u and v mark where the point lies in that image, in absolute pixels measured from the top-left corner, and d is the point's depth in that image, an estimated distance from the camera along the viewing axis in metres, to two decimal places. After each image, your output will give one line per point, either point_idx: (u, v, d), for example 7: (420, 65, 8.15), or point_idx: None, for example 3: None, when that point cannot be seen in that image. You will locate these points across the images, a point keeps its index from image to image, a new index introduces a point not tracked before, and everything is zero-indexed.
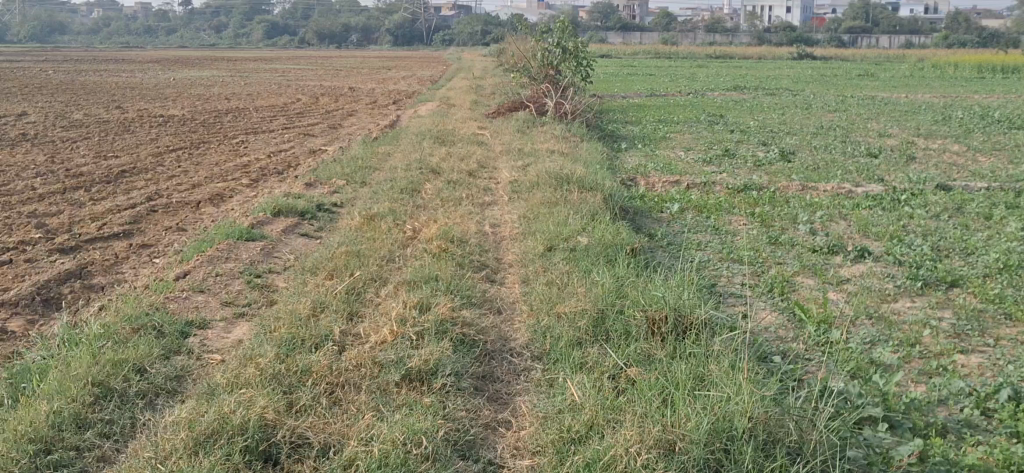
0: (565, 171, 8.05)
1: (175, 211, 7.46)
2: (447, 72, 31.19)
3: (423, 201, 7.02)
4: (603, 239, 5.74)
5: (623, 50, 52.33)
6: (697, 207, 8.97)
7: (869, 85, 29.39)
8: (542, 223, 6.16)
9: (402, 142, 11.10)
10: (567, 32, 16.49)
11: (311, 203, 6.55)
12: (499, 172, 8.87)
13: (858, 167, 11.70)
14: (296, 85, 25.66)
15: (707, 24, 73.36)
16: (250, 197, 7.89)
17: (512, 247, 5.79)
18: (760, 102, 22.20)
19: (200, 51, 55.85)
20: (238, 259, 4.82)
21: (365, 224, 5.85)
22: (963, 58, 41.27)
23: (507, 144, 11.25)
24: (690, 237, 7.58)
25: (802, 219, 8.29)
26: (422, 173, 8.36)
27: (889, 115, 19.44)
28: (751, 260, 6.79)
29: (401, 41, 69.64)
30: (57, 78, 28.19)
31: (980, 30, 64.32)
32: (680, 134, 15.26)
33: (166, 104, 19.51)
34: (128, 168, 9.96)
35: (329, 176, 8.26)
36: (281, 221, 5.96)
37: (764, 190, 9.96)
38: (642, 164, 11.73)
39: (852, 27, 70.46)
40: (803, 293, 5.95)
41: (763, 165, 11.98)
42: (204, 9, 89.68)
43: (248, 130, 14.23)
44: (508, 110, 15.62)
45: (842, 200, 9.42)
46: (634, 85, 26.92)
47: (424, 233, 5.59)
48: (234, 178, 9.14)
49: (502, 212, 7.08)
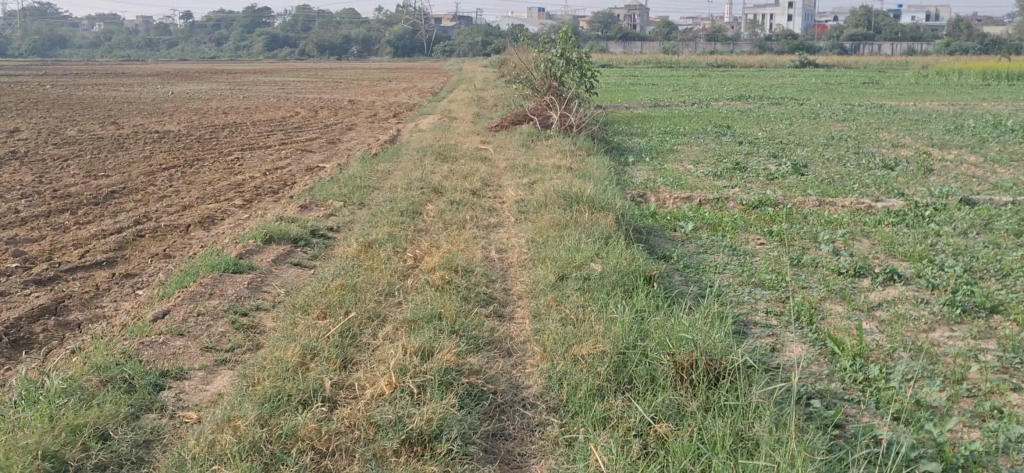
0: (574, 188, 7.68)
1: (163, 236, 7.08)
2: (449, 83, 30.90)
3: (424, 224, 6.64)
4: (618, 266, 5.37)
5: (624, 60, 52.09)
6: (712, 225, 8.59)
7: (874, 93, 29.07)
8: (554, 249, 5.79)
9: (403, 158, 10.73)
10: (570, 41, 16.16)
11: (305, 228, 6.16)
12: (504, 191, 8.50)
13: (874, 180, 11.32)
14: (295, 98, 25.33)
15: (708, 32, 73.17)
16: (242, 220, 7.53)
17: (520, 275, 5.41)
18: (766, 112, 21.82)
19: (198, 64, 55.52)
20: (223, 294, 4.43)
21: (362, 251, 5.46)
22: (968, 64, 40.88)
23: (511, 159, 10.88)
24: (707, 259, 7.20)
25: (823, 237, 7.91)
26: (424, 193, 7.98)
27: (900, 124, 19.06)
28: (773, 284, 6.41)
29: (401, 52, 69.39)
30: (54, 93, 27.86)
31: (982, 36, 63.94)
32: (688, 147, 14.89)
33: (162, 119, 19.15)
34: (118, 187, 9.61)
35: (325, 196, 7.89)
36: (272, 249, 5.57)
37: (779, 206, 9.58)
38: (651, 179, 11.35)
39: (853, 34, 70.11)
40: (832, 322, 5.57)
41: (775, 179, 11.60)
42: (204, 21, 89.50)
43: (244, 146, 13.87)
44: (512, 123, 15.26)
45: (862, 216, 9.04)
46: (637, 96, 26.60)
47: (426, 262, 5.21)
48: (227, 199, 8.78)
49: (508, 233, 6.70)
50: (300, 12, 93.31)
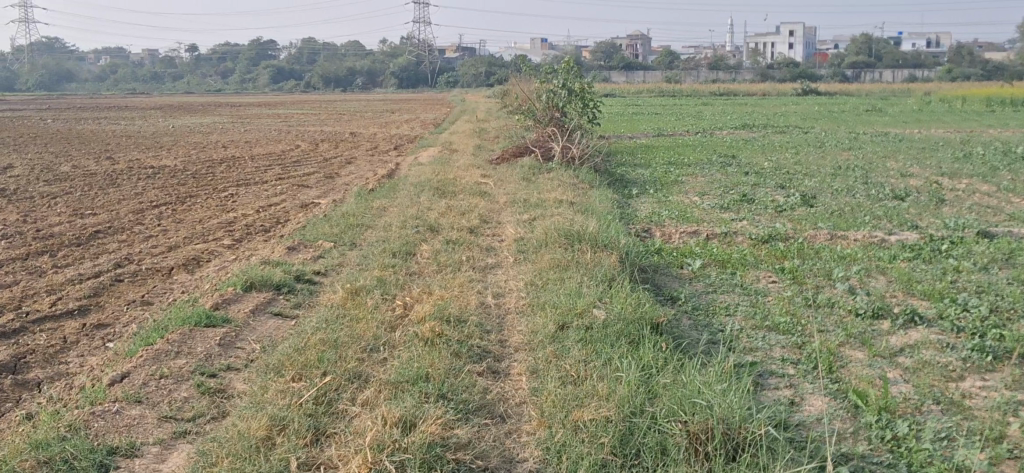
0: (576, 226, 7.32)
1: (143, 280, 6.73)
2: (452, 114, 30.65)
3: (416, 266, 6.27)
4: (623, 313, 5.00)
5: (627, 89, 51.87)
6: (721, 261, 8.21)
7: (878, 121, 28.74)
8: (555, 295, 5.43)
9: (399, 194, 10.39)
10: (571, 72, 16.05)
11: (289, 273, 5.81)
12: (503, 228, 8.14)
13: (885, 212, 10.94)
14: (296, 131, 25.04)
15: (711, 61, 72.98)
16: (227, 262, 7.18)
17: (518, 324, 5.04)
18: (771, 141, 21.46)
19: (201, 97, 55.40)
20: (192, 353, 4.09)
21: (347, 299, 5.09)
22: (971, 91, 40.57)
23: (512, 193, 10.54)
24: (716, 300, 6.84)
25: (837, 275, 7.53)
26: (418, 232, 7.62)
27: (908, 152, 18.68)
28: (788, 329, 6.03)
29: (405, 83, 69.31)
30: (54, 127, 27.62)
31: (985, 62, 63.73)
32: (693, 178, 14.55)
33: (159, 153, 18.84)
34: (103, 227, 9.26)
35: (315, 236, 7.54)
36: (252, 297, 5.22)
37: (789, 241, 9.21)
38: (655, 212, 10.99)
39: (856, 61, 69.92)
40: (854, 371, 5.21)
41: (784, 211, 11.23)
42: (210, 54, 89.65)
43: (239, 182, 13.54)
44: (513, 155, 14.94)
45: (876, 251, 8.65)
46: (641, 125, 26.26)
47: (417, 311, 4.86)
48: (215, 238, 8.43)
49: (506, 275, 6.34)
50: (305, 44, 93.48)
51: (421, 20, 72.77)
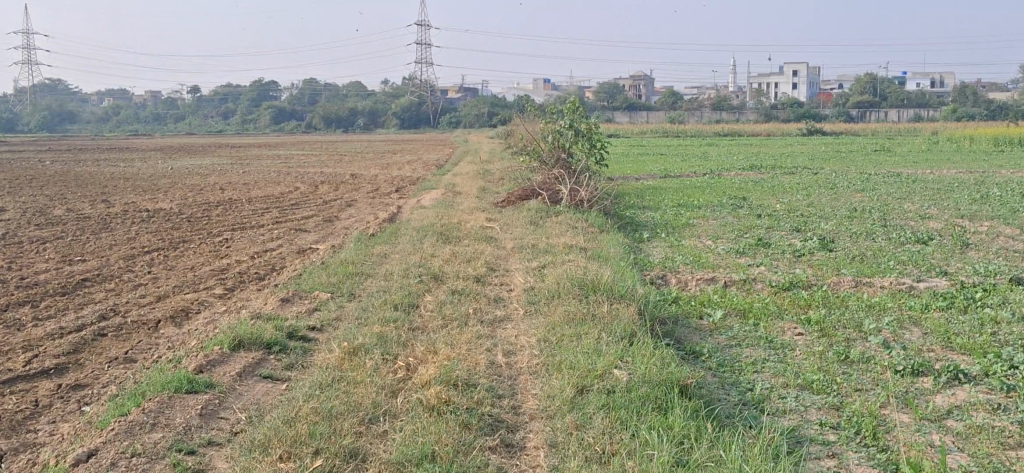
0: (590, 275, 6.89)
1: (127, 335, 6.27)
2: (455, 155, 30.36)
3: (420, 321, 5.82)
4: (647, 375, 4.57)
5: (630, 131, 51.66)
6: (742, 311, 7.77)
7: (886, 161, 28.38)
8: (572, 354, 4.99)
9: (401, 240, 9.95)
10: (578, 112, 15.69)
11: (283, 329, 5.36)
12: (512, 277, 7.69)
13: (909, 257, 10.49)
14: (297, 172, 24.68)
15: (714, 101, 72.92)
16: (219, 313, 6.75)
17: (533, 386, 4.60)
18: (780, 182, 21.09)
19: (203, 138, 55.18)
20: (169, 425, 3.61)
21: (344, 360, 4.64)
22: (976, 132, 40.31)
23: (519, 238, 10.12)
24: (741, 355, 6.39)
25: (868, 327, 7.09)
26: (421, 281, 7.18)
27: (922, 194, 18.28)
28: (823, 389, 5.59)
29: (408, 125, 69.13)
30: (52, 169, 27.22)
31: (987, 103, 63.67)
32: (704, 220, 14.13)
33: (157, 196, 18.45)
34: (91, 274, 8.84)
35: (312, 286, 7.10)
36: (240, 357, 4.76)
37: (811, 288, 8.77)
38: (668, 257, 10.56)
39: (858, 102, 69.82)
40: (900, 436, 4.77)
41: (802, 256, 10.79)
42: (213, 96, 89.73)
43: (237, 226, 13.14)
44: (519, 198, 14.54)
45: (905, 300, 8.20)
46: (647, 166, 25.89)
47: (422, 373, 4.41)
48: (207, 287, 8.01)
49: (516, 329, 5.91)
50: (308, 86, 93.59)
51: (424, 61, 72.81)
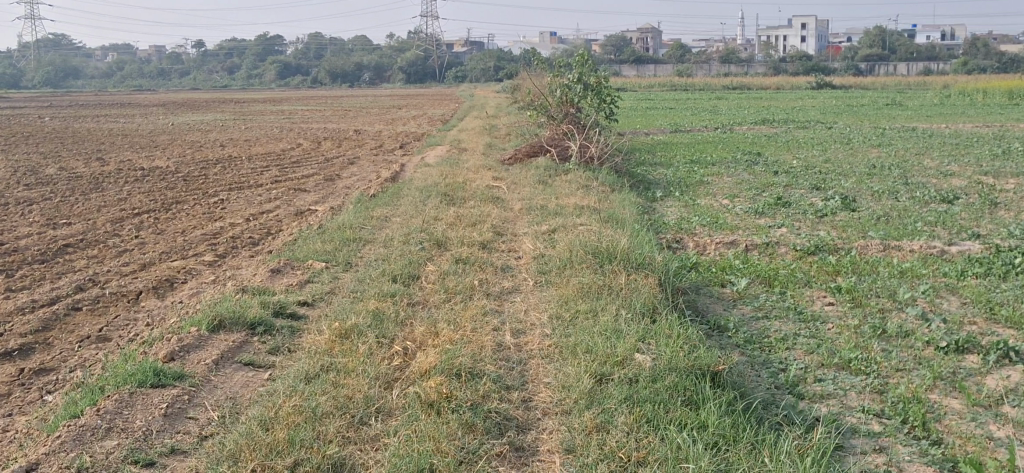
0: (604, 241, 6.38)
1: (104, 310, 5.78)
2: (461, 110, 29.75)
3: (421, 295, 5.32)
4: (674, 361, 4.09)
5: (638, 84, 50.80)
6: (766, 279, 7.26)
7: (900, 116, 27.66)
8: (588, 337, 4.50)
9: (403, 201, 9.43)
10: (587, 66, 15.06)
11: (270, 305, 4.87)
12: (520, 242, 7.18)
13: (937, 217, 9.93)
14: (299, 128, 24.08)
15: (722, 54, 71.75)
16: (204, 285, 6.26)
17: (546, 374, 4.12)
18: (794, 137, 20.46)
19: (207, 93, 54.41)
20: (126, 430, 3.15)
21: (335, 344, 4.16)
22: (991, 84, 39.48)
23: (527, 199, 9.58)
24: (770, 329, 5.92)
25: (903, 296, 6.56)
26: (423, 248, 6.69)
27: (942, 149, 17.63)
28: (862, 369, 5.10)
29: (413, 79, 68.15)
30: (51, 126, 26.63)
31: (999, 54, 62.59)
32: (719, 178, 13.56)
33: (154, 154, 17.91)
34: (75, 239, 8.35)
35: (305, 254, 6.60)
36: (218, 341, 4.28)
37: (838, 253, 8.23)
38: (683, 218, 10.01)
39: (868, 55, 68.75)
40: (954, 426, 4.29)
41: (824, 217, 10.24)
42: (217, 50, 88.73)
43: (233, 185, 12.62)
44: (527, 155, 13.97)
45: (939, 265, 7.66)
46: (657, 121, 25.24)
47: (422, 361, 3.94)
48: (196, 254, 7.53)
49: (526, 302, 5.42)
50: (312, 39, 92.41)
51: (429, 14, 71.71)
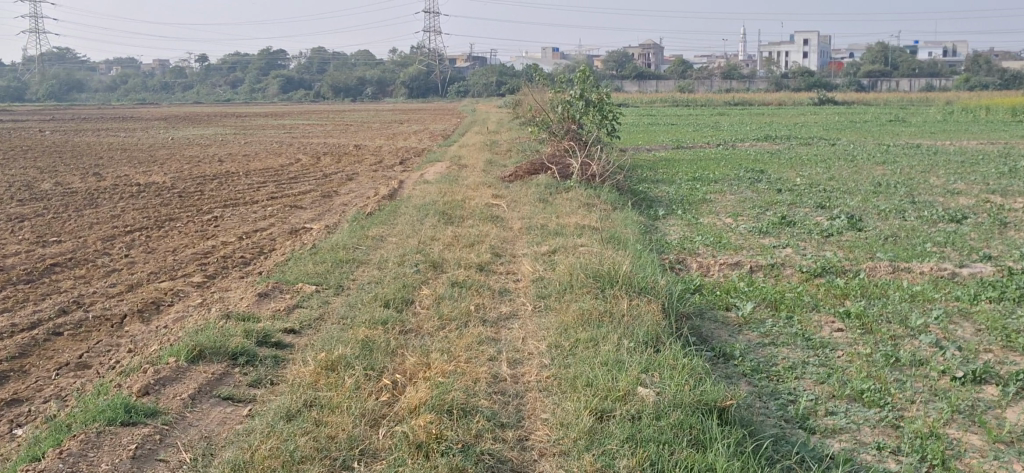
0: (605, 264, 6.16)
1: (86, 335, 5.55)
2: (462, 125, 29.61)
3: (414, 321, 5.10)
4: (680, 396, 3.87)
5: (640, 100, 50.65)
6: (773, 302, 7.03)
7: (904, 132, 27.46)
8: (589, 368, 4.28)
9: (400, 220, 9.22)
10: (588, 81, 14.87)
11: (255, 333, 4.66)
12: (519, 264, 6.96)
13: (946, 238, 9.70)
14: (299, 144, 23.89)
15: (725, 70, 71.68)
16: (191, 308, 6.04)
17: (544, 409, 3.91)
18: (798, 153, 20.24)
19: (208, 107, 54.28)
20: None
21: (321, 376, 3.96)
22: (994, 101, 39.31)
23: (527, 218, 9.36)
24: (778, 357, 5.69)
25: (915, 323, 6.31)
26: (419, 270, 6.47)
27: (948, 167, 17.42)
28: (876, 401, 4.88)
29: (415, 93, 68.03)
30: (50, 140, 26.46)
31: (1000, 71, 62.41)
32: (722, 196, 13.34)
33: (151, 169, 17.72)
34: (62, 258, 8.14)
35: (295, 276, 6.38)
36: (198, 373, 4.07)
37: (846, 274, 8.01)
38: (687, 238, 9.80)
39: (870, 71, 68.63)
40: (973, 464, 4.07)
41: (830, 237, 10.01)
42: (221, 65, 88.71)
43: (228, 202, 12.42)
44: (527, 172, 13.76)
45: (951, 288, 7.43)
46: (659, 137, 25.04)
47: (412, 395, 3.73)
48: (185, 275, 7.32)
49: (524, 329, 5.19)
50: (315, 54, 92.36)
51: (432, 28, 71.69)
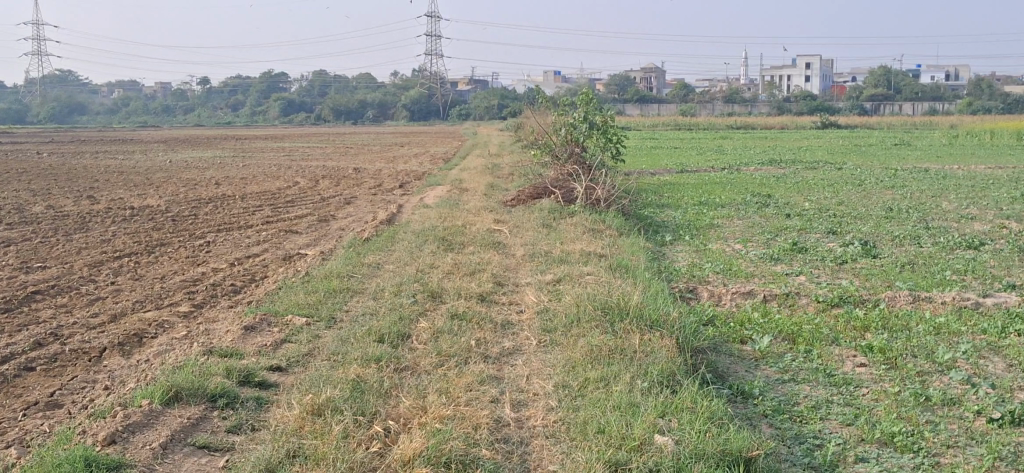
0: (614, 294, 5.80)
1: (60, 370, 5.18)
2: (464, 148, 29.34)
3: (410, 358, 4.74)
4: (702, 447, 3.52)
5: (642, 124, 50.46)
6: (789, 335, 6.67)
7: (909, 156, 27.18)
8: (601, 412, 3.92)
9: (398, 246, 8.87)
10: (592, 104, 14.56)
11: (238, 372, 4.30)
12: (523, 294, 6.60)
13: (965, 266, 9.33)
14: (298, 166, 23.58)
15: (727, 93, 71.55)
16: (175, 342, 5.67)
17: (551, 461, 3.56)
18: (804, 178, 19.92)
19: (209, 130, 53.98)
20: None
21: (307, 424, 3.61)
22: (998, 125, 39.08)
23: (529, 244, 9.01)
24: (800, 395, 5.32)
25: (943, 357, 5.94)
26: (416, 301, 6.11)
27: (958, 191, 17.09)
28: (908, 446, 4.51)
29: (417, 117, 67.92)
30: (48, 163, 26.11)
31: (1003, 95, 62.25)
32: (729, 221, 12.99)
33: (146, 192, 17.38)
34: (44, 286, 7.77)
35: (285, 307, 6.02)
36: (172, 418, 3.72)
37: (865, 305, 7.64)
38: (695, 264, 9.45)
39: (873, 95, 68.45)
40: None
41: (844, 264, 9.66)
42: (222, 88, 88.65)
43: (222, 226, 12.08)
44: (530, 197, 13.42)
45: (977, 320, 7.05)
46: (663, 161, 24.75)
47: (405, 447, 3.38)
48: (171, 305, 6.95)
49: (529, 366, 4.84)
50: (317, 77, 92.30)
51: (433, 52, 71.60)
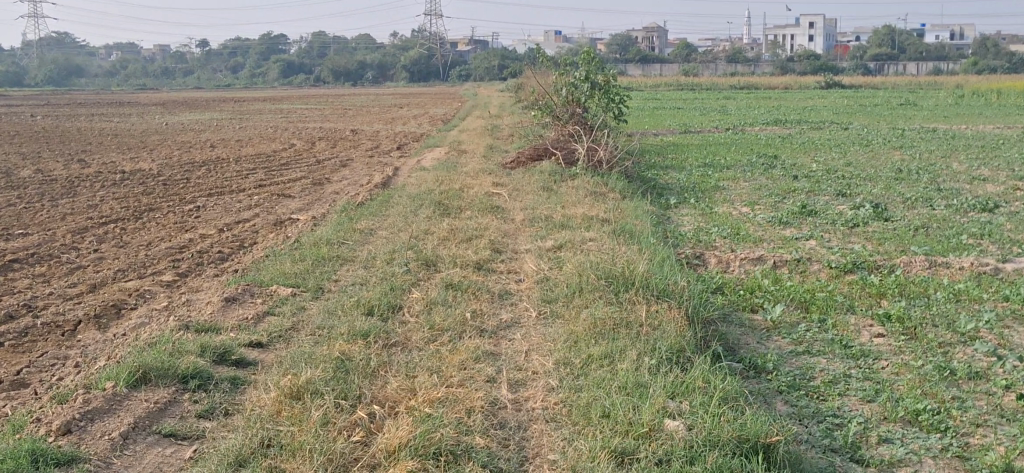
0: (618, 263, 5.47)
1: (30, 346, 4.87)
2: (464, 109, 28.92)
3: (400, 332, 4.42)
4: (715, 432, 3.20)
5: (644, 84, 49.81)
6: (802, 303, 6.34)
7: (916, 116, 26.69)
8: (604, 394, 3.60)
9: (393, 211, 8.54)
10: (593, 63, 14.13)
11: (213, 350, 3.99)
12: (522, 262, 6.28)
13: (981, 229, 8.98)
14: (295, 129, 23.17)
15: (730, 53, 70.67)
16: (153, 314, 5.36)
17: (551, 449, 3.25)
18: (810, 138, 19.50)
19: (207, 93, 53.30)
20: None
21: (284, 410, 3.30)
22: (1006, 85, 38.42)
23: (529, 209, 8.67)
24: (816, 368, 5.01)
25: (966, 328, 5.62)
26: (409, 270, 5.79)
27: (969, 152, 16.67)
28: (935, 425, 4.19)
29: (416, 78, 67.24)
30: (42, 126, 25.72)
31: (1010, 54, 61.40)
32: (735, 183, 12.63)
33: (139, 155, 17.01)
34: (23, 254, 7.45)
35: (270, 277, 5.70)
36: (138, 404, 3.42)
37: (880, 270, 7.31)
38: (701, 229, 9.10)
39: (877, 54, 67.59)
40: None
41: (856, 227, 9.31)
42: (221, 50, 87.84)
43: (214, 190, 11.73)
44: (530, 159, 13.06)
45: (998, 286, 6.71)
46: (666, 122, 24.29)
47: (389, 436, 3.08)
48: (154, 274, 6.63)
49: (527, 341, 4.52)
50: (317, 38, 91.39)
51: (432, 13, 70.71)
